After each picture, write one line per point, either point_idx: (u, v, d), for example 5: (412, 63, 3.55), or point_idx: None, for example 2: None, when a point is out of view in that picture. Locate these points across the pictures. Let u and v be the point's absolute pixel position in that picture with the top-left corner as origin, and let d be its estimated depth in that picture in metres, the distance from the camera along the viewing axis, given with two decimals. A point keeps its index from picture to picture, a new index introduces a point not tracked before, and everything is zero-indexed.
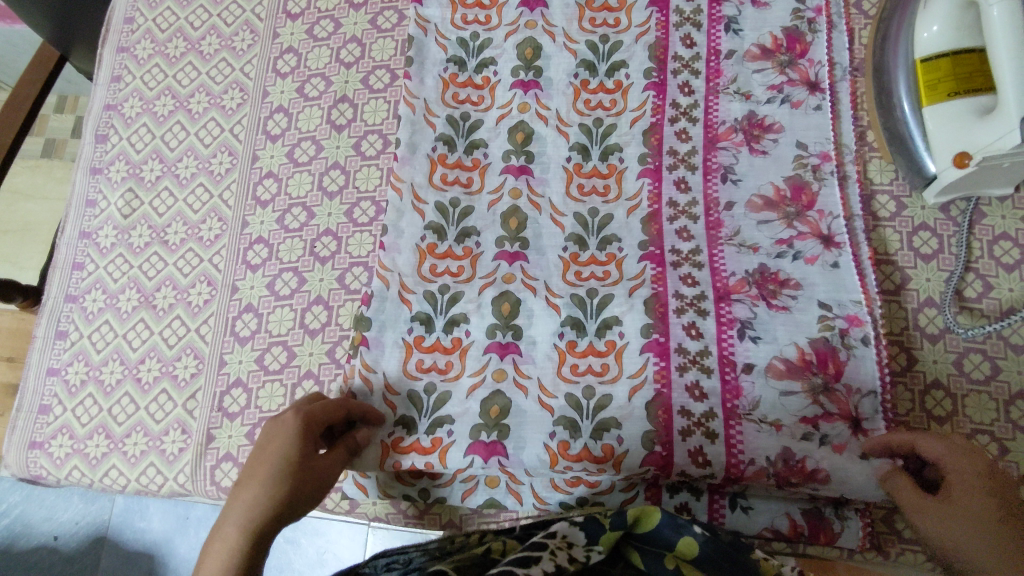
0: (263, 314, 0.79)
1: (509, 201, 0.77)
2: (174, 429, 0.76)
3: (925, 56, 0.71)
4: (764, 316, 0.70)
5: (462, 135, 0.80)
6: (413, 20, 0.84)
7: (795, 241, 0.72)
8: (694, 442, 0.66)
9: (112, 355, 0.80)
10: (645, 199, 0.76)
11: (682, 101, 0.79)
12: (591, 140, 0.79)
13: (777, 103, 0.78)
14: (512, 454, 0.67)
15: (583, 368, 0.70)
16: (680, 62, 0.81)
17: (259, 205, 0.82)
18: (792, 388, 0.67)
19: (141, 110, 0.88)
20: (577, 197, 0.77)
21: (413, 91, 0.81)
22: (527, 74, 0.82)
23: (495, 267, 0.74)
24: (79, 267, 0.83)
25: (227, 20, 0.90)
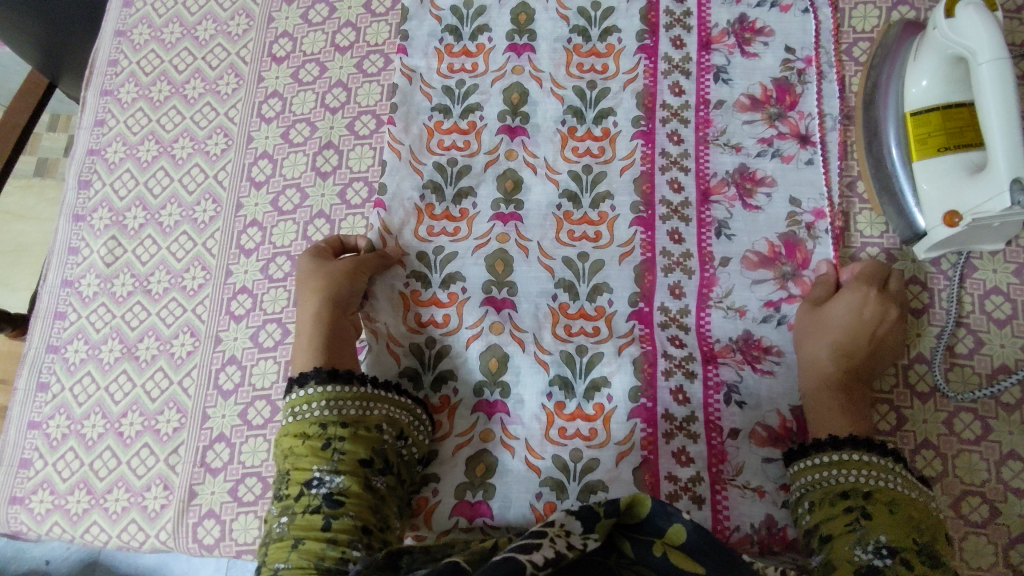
0: (246, 367, 0.78)
1: (496, 246, 0.76)
2: (156, 485, 0.75)
3: (916, 109, 0.70)
4: (750, 380, 0.70)
5: (450, 181, 0.79)
6: (398, 70, 0.83)
7: (783, 304, 0.72)
8: (681, 506, 0.67)
9: (94, 408, 0.79)
10: (638, 247, 0.75)
11: (672, 150, 0.78)
12: (581, 187, 0.78)
13: (768, 156, 0.77)
14: (497, 514, 0.68)
15: (571, 431, 0.70)
16: (668, 110, 0.80)
17: (243, 253, 0.81)
18: (774, 455, 0.68)
19: (125, 155, 0.88)
20: (567, 243, 0.76)
21: (397, 137, 0.81)
22: (514, 119, 0.81)
23: (482, 314, 0.74)
24: (61, 317, 0.83)
25: (213, 63, 0.89)
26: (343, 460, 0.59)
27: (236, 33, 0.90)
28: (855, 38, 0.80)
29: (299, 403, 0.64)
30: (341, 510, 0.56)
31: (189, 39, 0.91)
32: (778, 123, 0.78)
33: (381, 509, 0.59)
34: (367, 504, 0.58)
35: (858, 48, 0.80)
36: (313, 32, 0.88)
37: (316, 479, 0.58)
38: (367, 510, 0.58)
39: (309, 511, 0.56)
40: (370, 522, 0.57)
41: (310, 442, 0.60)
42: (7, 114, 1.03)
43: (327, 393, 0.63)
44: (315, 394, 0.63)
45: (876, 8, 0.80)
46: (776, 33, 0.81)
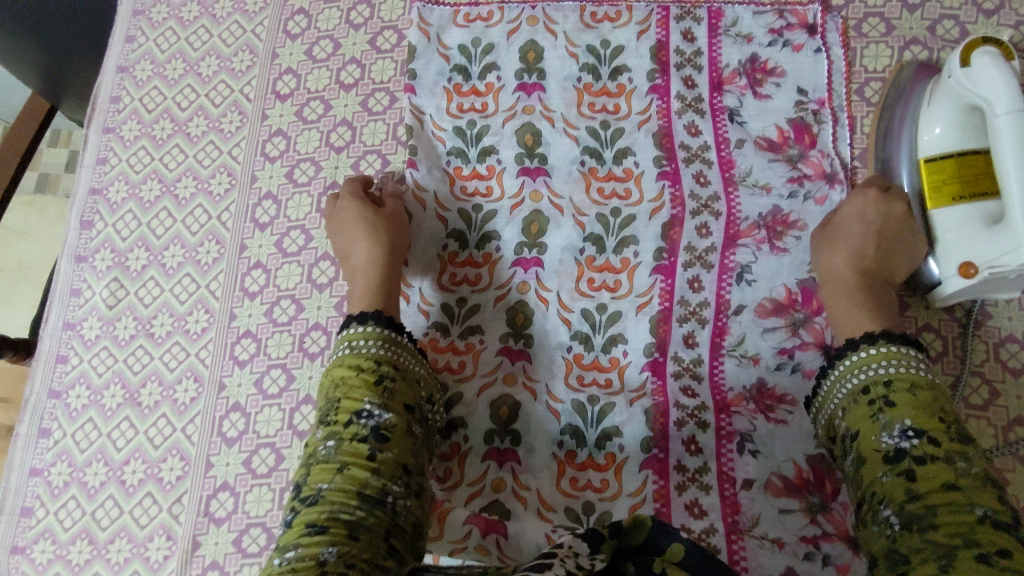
0: (250, 414, 0.77)
1: (519, 296, 0.76)
2: (159, 535, 0.74)
3: (929, 155, 0.70)
4: (763, 430, 0.70)
5: (473, 229, 0.79)
6: (408, 110, 0.82)
7: (796, 351, 0.71)
8: None
9: (96, 455, 0.78)
10: (657, 296, 0.74)
11: (700, 192, 0.77)
12: (606, 231, 0.77)
13: (798, 197, 0.76)
14: (511, 536, 0.66)
15: (582, 482, 0.70)
16: (687, 150, 0.78)
17: (247, 296, 0.80)
18: (791, 506, 0.67)
19: (127, 194, 0.87)
20: (586, 292, 0.76)
21: (420, 182, 0.80)
22: (532, 161, 0.80)
23: (498, 363, 0.74)
24: (63, 361, 0.82)
25: (216, 100, 0.89)
26: (393, 399, 0.63)
27: (240, 70, 0.89)
28: (865, 79, 0.79)
29: (355, 337, 0.67)
30: (386, 445, 0.60)
31: (191, 75, 0.90)
32: (800, 166, 0.77)
33: (417, 456, 0.63)
34: (407, 447, 0.62)
35: (869, 89, 0.79)
36: (317, 68, 0.87)
37: (366, 411, 0.61)
38: (407, 452, 0.61)
39: (356, 440, 0.60)
40: (410, 463, 0.61)
41: (365, 375, 0.64)
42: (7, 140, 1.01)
43: (384, 333, 0.67)
44: (373, 332, 0.67)
45: (888, 47, 0.79)
46: (787, 74, 0.80)
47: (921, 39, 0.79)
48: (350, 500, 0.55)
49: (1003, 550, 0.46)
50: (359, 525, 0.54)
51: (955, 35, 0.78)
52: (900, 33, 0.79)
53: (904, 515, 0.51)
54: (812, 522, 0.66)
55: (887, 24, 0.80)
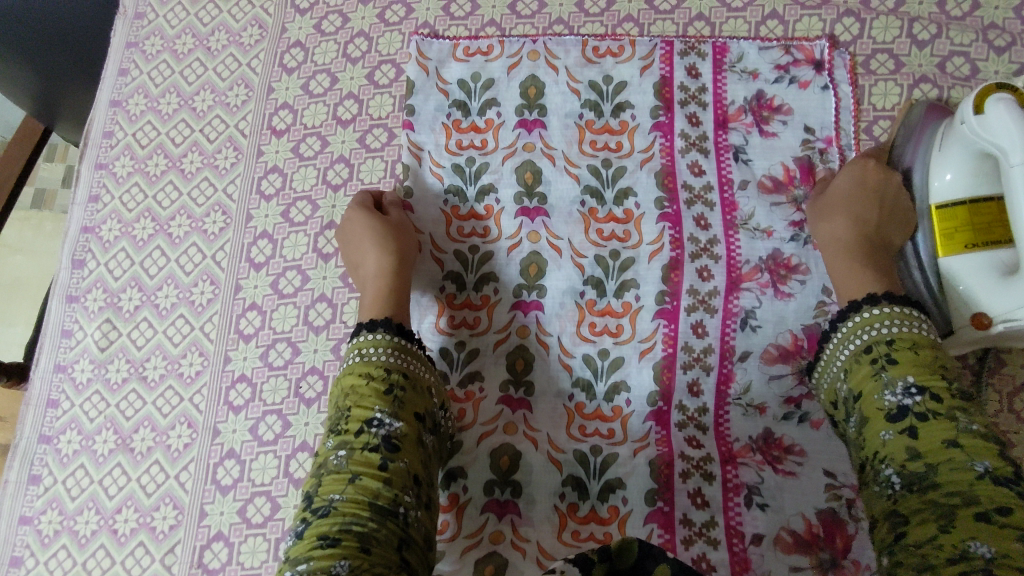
0: (257, 384, 0.76)
1: (529, 246, 0.77)
2: (166, 504, 0.74)
3: (941, 202, 0.68)
4: (765, 373, 0.71)
5: (470, 182, 0.79)
6: (414, 59, 0.83)
7: (804, 289, 0.73)
8: (699, 517, 0.67)
9: (104, 424, 0.77)
10: (667, 244, 0.75)
11: (690, 132, 0.78)
12: (602, 183, 0.78)
13: (793, 144, 0.77)
14: (524, 512, 0.69)
15: (591, 429, 0.72)
16: (686, 92, 0.79)
17: (254, 267, 0.80)
18: (793, 471, 0.68)
19: (133, 169, 0.85)
20: (597, 242, 0.76)
21: (417, 142, 0.80)
22: (531, 113, 0.80)
23: (511, 317, 0.76)
24: (68, 335, 0.80)
25: (223, 74, 0.87)
26: (404, 407, 0.61)
27: (248, 44, 0.87)
28: (873, 50, 0.78)
29: (366, 344, 0.66)
30: (397, 455, 0.59)
31: (200, 49, 0.88)
32: (798, 111, 0.78)
33: (428, 465, 0.62)
34: (418, 457, 0.61)
35: (875, 61, 0.78)
36: (324, 42, 0.86)
37: (377, 420, 0.60)
38: (418, 462, 0.60)
39: (368, 449, 0.58)
40: (420, 473, 0.60)
41: (375, 383, 0.62)
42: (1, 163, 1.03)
43: (395, 341, 0.66)
44: (383, 338, 0.66)
45: (898, 20, 0.79)
46: (789, 40, 0.79)
47: (926, 17, 0.78)
48: (362, 511, 0.54)
49: (1004, 507, 0.47)
50: (370, 536, 0.53)
51: (965, 9, 0.78)
52: (908, 9, 0.79)
53: (907, 475, 0.52)
54: (813, 484, 0.68)
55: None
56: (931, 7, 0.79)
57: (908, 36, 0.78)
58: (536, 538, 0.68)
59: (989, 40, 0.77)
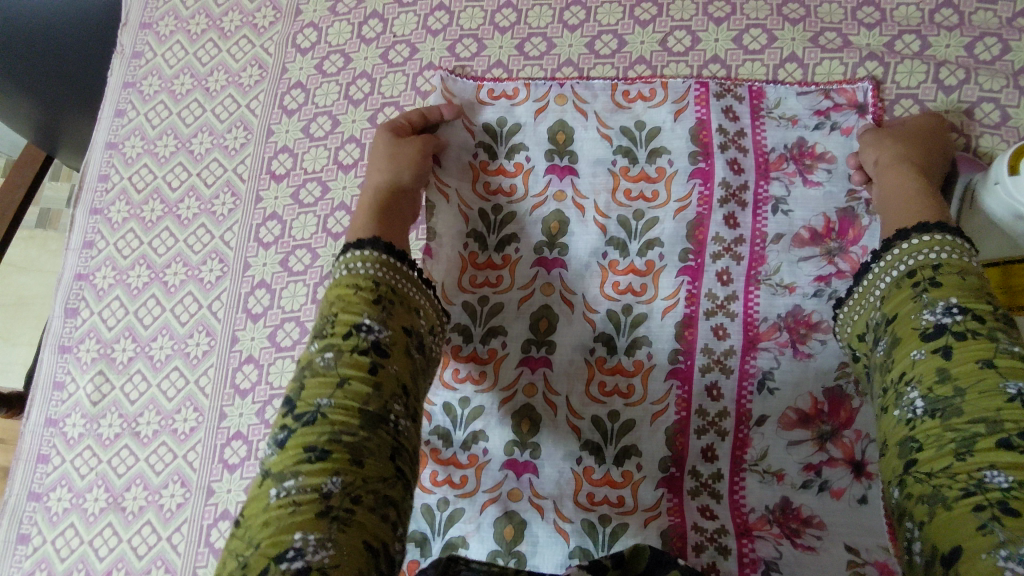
0: (253, 442, 0.73)
1: (541, 299, 0.74)
2: (157, 567, 0.71)
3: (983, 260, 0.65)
4: (784, 440, 0.67)
5: (493, 229, 0.76)
6: (437, 93, 0.80)
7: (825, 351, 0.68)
8: None
9: (96, 481, 0.75)
10: (683, 300, 0.72)
11: (732, 180, 0.74)
12: (630, 235, 0.74)
13: (835, 190, 0.72)
14: None
15: (599, 497, 0.68)
16: (725, 136, 0.75)
17: (250, 318, 0.77)
18: (814, 546, 0.65)
19: (128, 215, 0.83)
20: (611, 295, 0.73)
21: (442, 180, 0.77)
22: (562, 158, 0.77)
23: (519, 374, 0.72)
24: (60, 387, 0.78)
25: (221, 116, 0.84)
26: (394, 318, 0.56)
27: (247, 84, 0.85)
28: (899, 95, 0.75)
29: (351, 259, 0.60)
30: (387, 361, 0.54)
31: (198, 90, 0.86)
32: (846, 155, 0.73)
33: (419, 380, 0.57)
34: (409, 368, 0.56)
35: (901, 106, 0.74)
36: (326, 83, 0.83)
37: (365, 326, 0.55)
38: (409, 373, 0.56)
39: (356, 353, 0.53)
40: (410, 385, 0.55)
41: (364, 294, 0.57)
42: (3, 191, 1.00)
43: (382, 256, 0.60)
44: (370, 253, 0.60)
45: (923, 63, 0.75)
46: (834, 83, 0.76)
47: (953, 60, 0.75)
48: (351, 420, 0.50)
49: None
50: (362, 447, 0.49)
51: (995, 52, 0.75)
52: (934, 52, 0.76)
53: (932, 397, 0.49)
54: (835, 561, 0.64)
55: (923, 41, 0.76)
56: (959, 50, 0.75)
57: (934, 81, 0.74)
58: None
59: (1021, 86, 0.73)
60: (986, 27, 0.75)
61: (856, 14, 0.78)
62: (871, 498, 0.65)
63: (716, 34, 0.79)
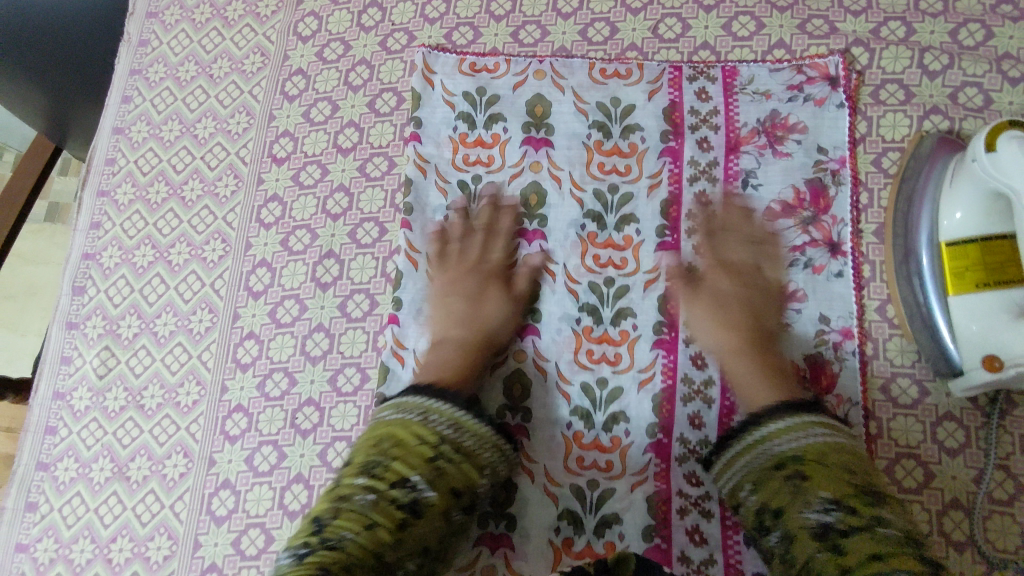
0: (254, 414, 0.76)
1: (523, 269, 0.77)
2: (161, 534, 0.74)
3: (951, 240, 0.67)
4: None
5: (474, 198, 0.79)
6: (419, 71, 0.83)
7: (802, 321, 0.72)
8: (699, 555, 0.67)
9: (101, 451, 0.77)
10: (664, 274, 0.75)
11: (701, 158, 0.77)
12: (606, 207, 0.77)
13: (803, 166, 0.76)
14: (519, 546, 0.69)
15: (588, 461, 0.71)
16: (696, 116, 0.78)
17: (252, 296, 0.80)
18: None
19: (134, 196, 0.85)
20: (592, 267, 0.76)
21: (423, 155, 0.81)
22: (538, 130, 0.80)
23: (507, 341, 0.75)
24: (67, 362, 0.81)
25: (225, 101, 0.87)
26: (440, 480, 0.59)
27: (250, 71, 0.88)
28: (882, 80, 0.77)
29: (432, 410, 0.64)
30: (418, 522, 0.57)
31: (203, 76, 0.88)
32: (812, 131, 0.77)
33: (445, 539, 0.60)
34: (437, 530, 0.59)
35: (884, 91, 0.77)
36: (326, 69, 0.86)
37: (412, 483, 0.58)
38: (436, 532, 0.59)
39: (393, 504, 0.56)
40: (433, 545, 0.59)
41: (424, 447, 0.61)
42: (14, 179, 1.03)
43: (457, 415, 0.64)
44: (446, 411, 0.64)
45: (907, 49, 0.77)
46: (800, 60, 0.79)
47: (937, 46, 0.77)
48: (368, 556, 0.53)
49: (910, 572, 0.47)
50: (354, 563, 0.52)
51: (978, 38, 0.77)
52: (919, 38, 0.78)
53: None
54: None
55: (908, 28, 0.78)
56: (943, 36, 0.77)
57: (919, 67, 0.77)
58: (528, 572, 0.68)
59: (1003, 71, 0.75)
60: (970, 14, 0.78)
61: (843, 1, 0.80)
62: None
63: (706, 22, 0.82)
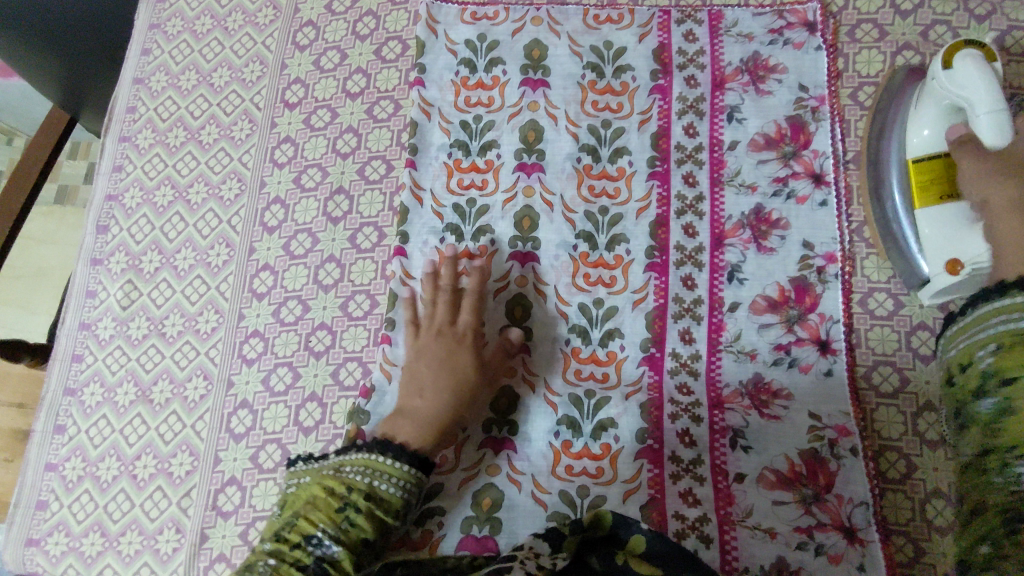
0: (270, 338, 0.81)
1: (522, 200, 0.81)
2: (183, 451, 0.78)
3: (916, 156, 0.71)
4: (750, 322, 0.74)
5: (475, 137, 0.84)
6: (423, 21, 0.88)
7: (785, 242, 0.76)
8: (688, 453, 0.71)
9: (126, 377, 0.82)
10: (655, 202, 0.79)
11: (688, 95, 0.82)
12: (600, 142, 0.82)
13: (785, 102, 0.80)
14: (521, 448, 0.73)
15: (586, 373, 0.75)
16: (684, 56, 0.83)
17: (267, 230, 0.84)
18: (780, 413, 0.71)
19: (154, 141, 0.91)
20: (588, 198, 0.80)
21: (427, 99, 0.85)
22: (536, 72, 0.85)
23: (509, 268, 0.79)
24: (92, 295, 0.86)
25: (239, 52, 0.93)
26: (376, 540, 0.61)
27: (263, 23, 0.93)
28: (857, 20, 0.82)
29: (344, 461, 0.64)
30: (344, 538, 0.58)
31: (218, 30, 0.94)
32: (793, 70, 0.81)
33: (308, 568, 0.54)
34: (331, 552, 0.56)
35: (859, 30, 0.82)
36: (335, 21, 0.91)
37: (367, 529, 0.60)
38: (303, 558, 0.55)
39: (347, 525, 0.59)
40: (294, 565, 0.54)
41: (333, 501, 0.61)
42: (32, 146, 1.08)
43: (370, 458, 0.64)
44: (360, 457, 0.64)
45: None
46: (781, 4, 0.84)
47: None
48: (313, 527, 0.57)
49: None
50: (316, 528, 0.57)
51: None
52: None
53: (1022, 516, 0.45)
54: (798, 426, 0.71)
55: None
56: None
57: (892, 7, 0.82)
58: (530, 472, 0.72)
59: (970, 9, 0.80)
60: None
61: None
62: (836, 370, 0.72)
63: None
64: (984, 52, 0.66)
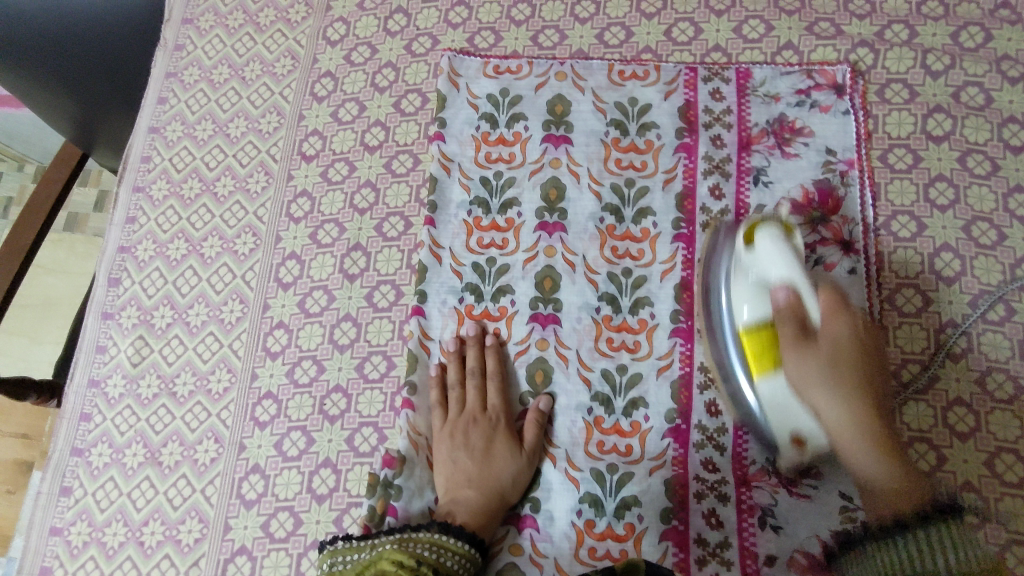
0: (283, 400, 0.78)
1: (544, 260, 0.79)
2: (192, 518, 0.76)
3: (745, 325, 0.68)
4: None
5: (496, 194, 0.82)
6: (445, 74, 0.86)
7: None
8: (716, 535, 0.68)
9: (135, 438, 0.80)
10: (679, 264, 0.77)
11: (715, 155, 0.80)
12: (624, 201, 0.80)
13: (813, 164, 0.78)
14: (543, 527, 0.70)
15: (608, 446, 0.72)
16: (710, 115, 0.81)
17: (282, 287, 0.83)
18: (810, 492, 0.68)
19: (168, 192, 0.90)
20: (611, 259, 0.78)
21: (447, 154, 0.83)
22: (558, 128, 0.83)
23: (529, 330, 0.77)
24: (102, 351, 0.84)
25: (256, 102, 0.91)
26: None
27: (281, 73, 0.92)
28: (887, 80, 0.80)
29: (408, 538, 0.62)
30: None
31: (235, 79, 0.93)
32: (820, 132, 0.79)
33: None
34: None
35: (890, 89, 0.80)
36: (353, 72, 0.90)
37: None
38: None
39: None
40: None
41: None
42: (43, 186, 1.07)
43: (434, 536, 0.62)
44: (424, 535, 0.62)
45: (911, 51, 0.80)
46: (808, 63, 0.82)
47: (939, 47, 0.80)
48: None
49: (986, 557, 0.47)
50: None
51: (979, 40, 0.80)
52: (922, 40, 0.81)
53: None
54: (829, 506, 0.68)
55: (911, 31, 0.81)
56: (945, 38, 0.81)
57: (922, 67, 0.80)
58: (552, 553, 0.69)
59: (1003, 71, 0.78)
60: (969, 18, 0.81)
61: (848, 6, 0.83)
62: None
63: (717, 25, 0.85)
64: (782, 226, 0.68)
